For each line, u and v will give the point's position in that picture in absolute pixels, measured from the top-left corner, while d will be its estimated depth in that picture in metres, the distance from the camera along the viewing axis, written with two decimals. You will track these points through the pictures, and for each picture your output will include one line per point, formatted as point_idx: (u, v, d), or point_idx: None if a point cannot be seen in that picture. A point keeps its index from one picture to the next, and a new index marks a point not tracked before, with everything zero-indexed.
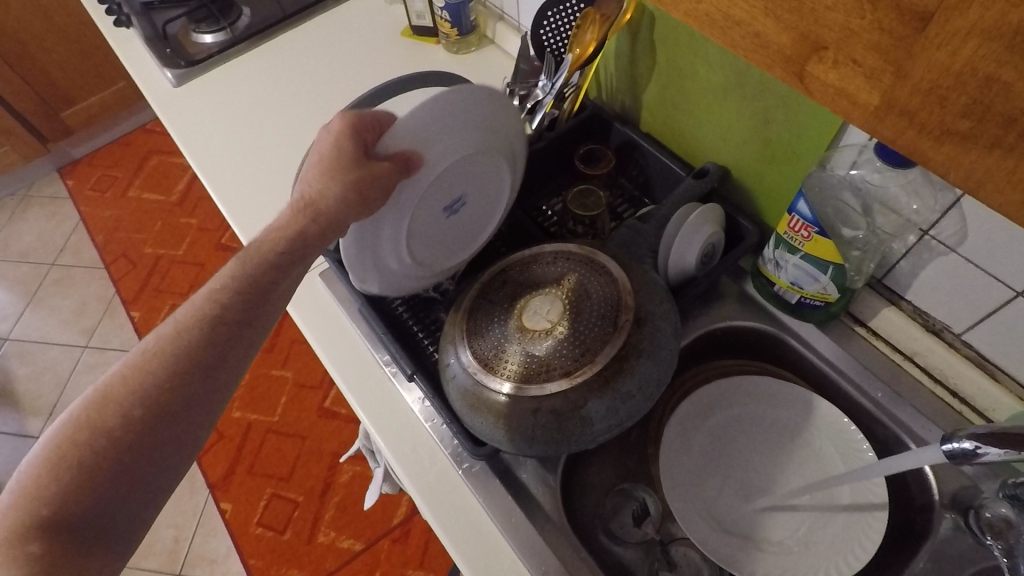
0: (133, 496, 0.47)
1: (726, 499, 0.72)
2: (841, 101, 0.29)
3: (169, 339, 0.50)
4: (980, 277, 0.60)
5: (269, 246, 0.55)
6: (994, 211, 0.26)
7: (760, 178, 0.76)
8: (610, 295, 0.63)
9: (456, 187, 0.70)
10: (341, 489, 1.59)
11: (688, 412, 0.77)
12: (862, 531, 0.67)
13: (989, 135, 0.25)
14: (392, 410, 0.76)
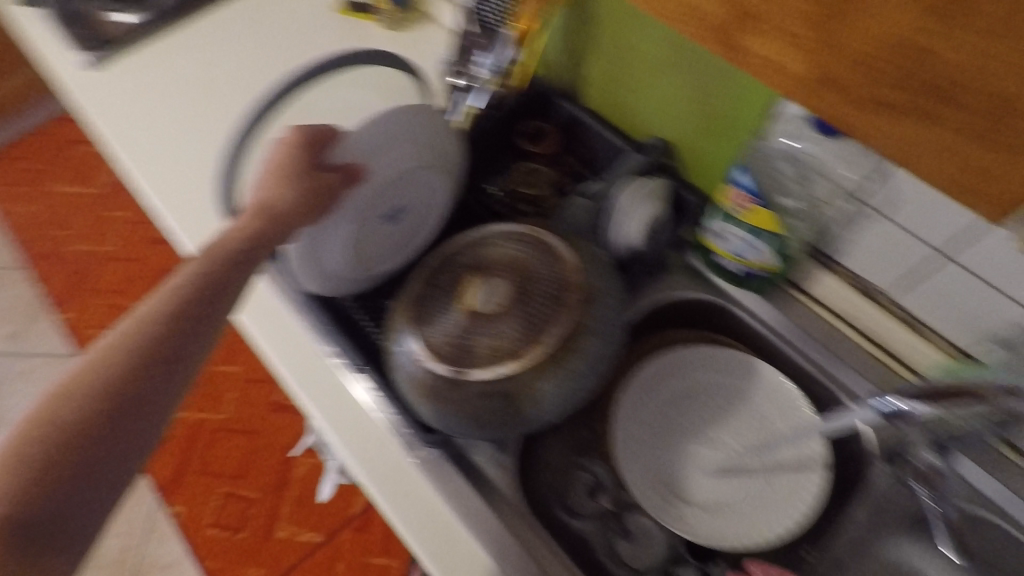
0: (92, 490, 0.45)
1: (676, 467, 0.74)
2: (771, 71, 0.32)
3: (128, 332, 0.50)
4: (907, 240, 0.63)
5: (225, 245, 0.57)
6: (907, 171, 0.30)
7: (700, 150, 0.76)
8: (557, 275, 0.62)
9: (399, 197, 0.70)
10: (298, 483, 1.55)
11: (639, 386, 0.78)
12: (801, 486, 0.71)
13: (908, 99, 0.28)
14: (342, 404, 0.75)
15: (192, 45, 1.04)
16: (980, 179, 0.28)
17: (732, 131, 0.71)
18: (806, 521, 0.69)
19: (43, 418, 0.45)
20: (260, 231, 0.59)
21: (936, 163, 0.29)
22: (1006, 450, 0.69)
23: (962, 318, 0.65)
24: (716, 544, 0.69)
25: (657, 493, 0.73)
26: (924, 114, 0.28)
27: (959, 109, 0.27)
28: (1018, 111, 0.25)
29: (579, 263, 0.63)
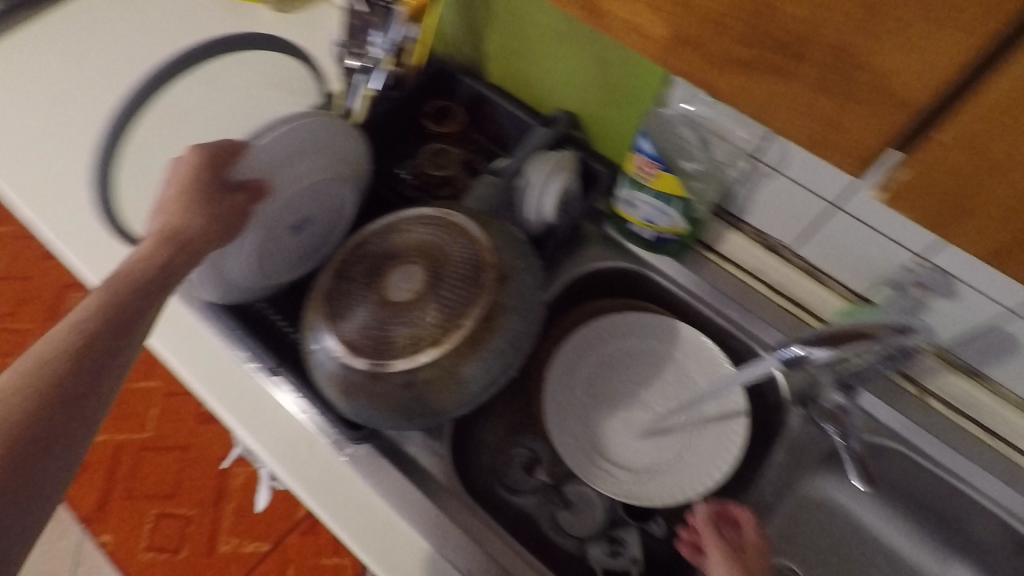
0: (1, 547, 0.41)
1: (607, 433, 0.76)
2: (636, 36, 0.31)
3: (28, 372, 0.45)
4: (802, 193, 0.66)
5: (129, 272, 0.53)
6: (778, 132, 0.29)
7: (604, 119, 0.77)
8: (471, 255, 0.61)
9: (303, 206, 0.67)
10: (236, 494, 1.49)
11: (566, 358, 0.79)
12: (727, 438, 0.73)
13: (766, 60, 0.27)
14: (264, 410, 0.72)
15: (57, 39, 0.94)
16: (830, 130, 0.27)
17: (633, 98, 0.71)
18: (729, 469, 0.71)
19: None
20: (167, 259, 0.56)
21: (789, 117, 0.28)
22: (901, 381, 0.75)
23: (857, 263, 0.69)
24: (647, 502, 0.71)
25: (589, 460, 0.74)
26: (771, 68, 0.27)
27: (801, 62, 0.26)
28: (862, 65, 0.24)
29: (492, 243, 0.62)
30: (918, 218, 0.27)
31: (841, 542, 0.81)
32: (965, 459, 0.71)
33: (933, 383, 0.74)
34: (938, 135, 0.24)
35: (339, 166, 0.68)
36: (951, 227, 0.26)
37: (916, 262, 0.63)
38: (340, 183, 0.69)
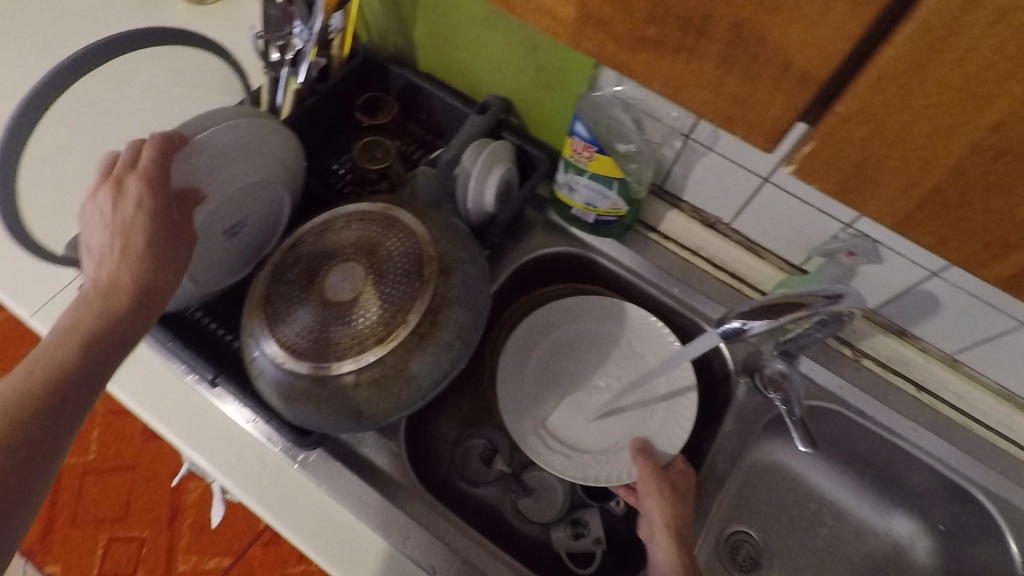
0: None
1: (562, 417, 0.76)
2: (546, 18, 0.30)
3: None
4: (736, 170, 0.67)
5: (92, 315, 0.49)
6: (694, 112, 0.29)
7: (540, 105, 0.76)
8: (412, 249, 0.60)
9: (233, 210, 0.63)
10: (191, 511, 1.43)
11: (516, 346, 0.79)
12: (678, 412, 0.74)
13: (673, 38, 0.27)
14: (207, 423, 0.69)
15: None
16: (741, 107, 0.28)
17: (566, 82, 0.71)
18: (682, 442, 0.72)
19: None
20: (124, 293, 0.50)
21: (703, 96, 0.28)
22: (837, 346, 0.79)
23: (791, 235, 0.71)
24: (603, 480, 0.70)
25: (545, 444, 0.73)
26: (680, 49, 0.27)
27: (707, 41, 0.26)
28: (762, 40, 0.25)
29: (433, 235, 0.61)
30: (829, 189, 0.28)
31: (793, 502, 0.84)
32: (900, 415, 0.75)
33: (866, 345, 0.77)
34: (840, 108, 0.25)
35: (270, 167, 0.65)
36: (862, 195, 0.27)
37: (845, 231, 0.66)
38: (272, 185, 0.66)
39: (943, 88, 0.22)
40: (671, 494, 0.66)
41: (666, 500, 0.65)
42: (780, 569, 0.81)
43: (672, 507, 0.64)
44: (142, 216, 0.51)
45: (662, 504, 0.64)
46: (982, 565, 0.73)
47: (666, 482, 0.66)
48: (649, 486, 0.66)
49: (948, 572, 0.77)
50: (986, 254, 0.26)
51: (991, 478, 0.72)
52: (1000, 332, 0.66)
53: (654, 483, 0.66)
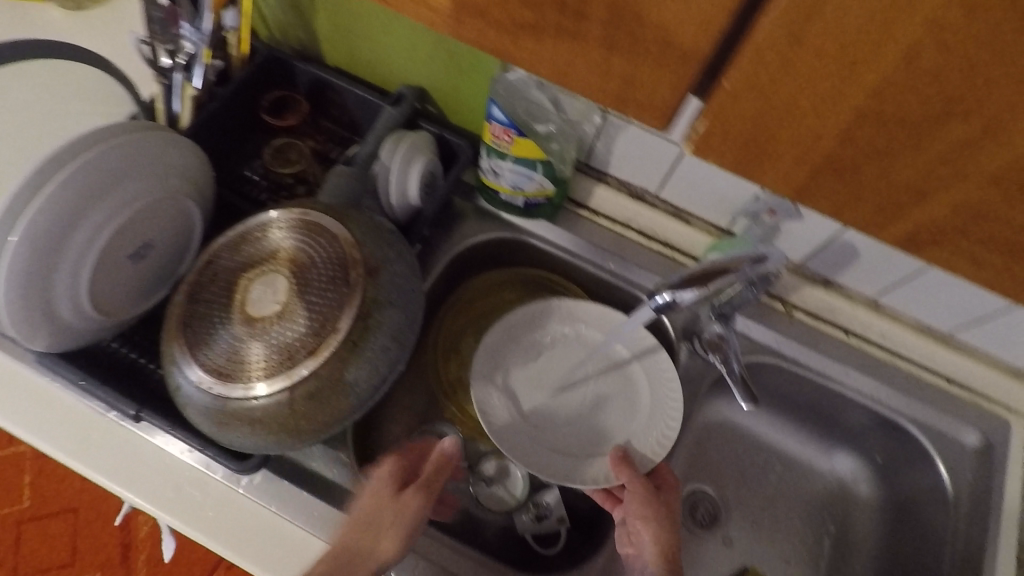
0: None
1: (547, 422, 0.72)
2: (423, 11, 0.30)
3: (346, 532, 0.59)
4: (657, 140, 0.67)
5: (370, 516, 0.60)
6: (588, 97, 0.29)
7: (453, 91, 0.74)
8: (335, 255, 0.58)
9: (135, 231, 0.59)
10: (144, 545, 1.36)
11: (491, 350, 0.75)
12: (658, 371, 0.74)
13: (551, 21, 0.27)
14: (139, 459, 0.65)
15: None
16: (630, 88, 0.28)
17: (479, 66, 0.69)
18: (671, 442, 0.69)
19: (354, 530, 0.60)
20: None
21: (591, 79, 0.29)
22: (771, 302, 0.81)
23: (716, 200, 0.72)
24: (597, 485, 0.67)
25: (533, 451, 0.70)
26: (560, 32, 0.27)
27: (587, 23, 0.26)
28: (638, 17, 0.25)
29: (356, 237, 0.59)
30: (730, 163, 0.29)
31: (743, 455, 0.87)
32: (831, 361, 0.79)
33: (796, 298, 0.80)
34: (727, 84, 0.26)
35: (174, 182, 0.61)
36: (761, 168, 0.29)
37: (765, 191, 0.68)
38: (176, 195, 0.61)
39: (825, 59, 0.23)
40: (664, 513, 0.62)
41: (661, 526, 0.61)
42: (738, 521, 0.83)
43: (665, 530, 0.61)
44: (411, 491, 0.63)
45: (655, 528, 0.61)
46: (916, 490, 0.79)
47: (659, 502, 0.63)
48: (639, 508, 0.62)
49: (887, 500, 0.82)
50: (881, 213, 0.29)
51: (918, 409, 0.77)
52: (914, 272, 0.70)
53: (644, 504, 0.63)
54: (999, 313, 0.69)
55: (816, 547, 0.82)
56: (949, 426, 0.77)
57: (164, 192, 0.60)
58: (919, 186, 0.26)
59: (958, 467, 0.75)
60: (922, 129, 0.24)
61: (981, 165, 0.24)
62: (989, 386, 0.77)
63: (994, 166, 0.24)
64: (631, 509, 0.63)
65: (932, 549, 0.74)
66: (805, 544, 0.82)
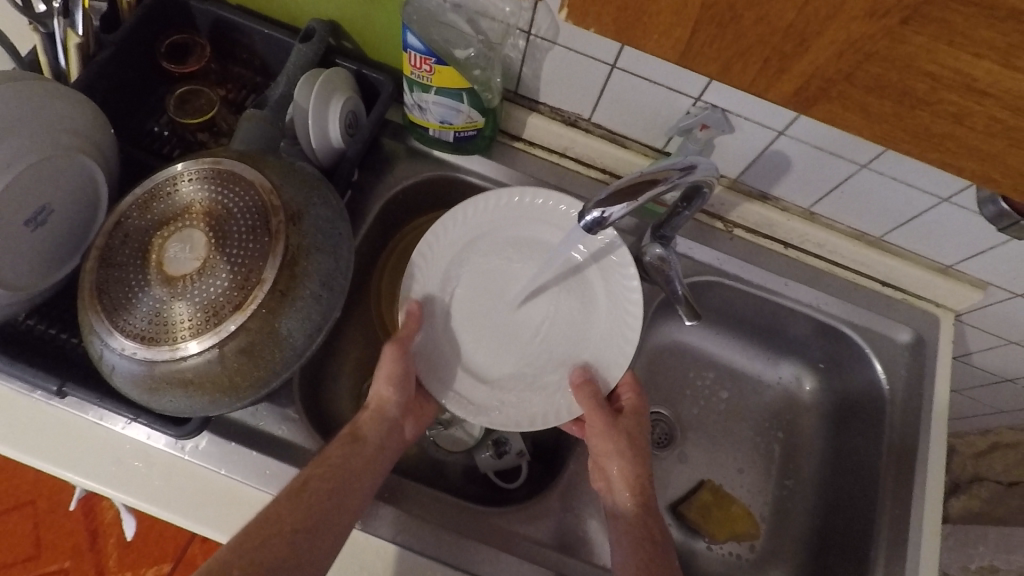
0: (348, 491, 0.55)
1: (484, 358, 0.69)
2: None
3: (369, 421, 0.61)
4: (584, 61, 0.65)
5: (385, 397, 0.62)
6: None
7: (368, 25, 0.70)
8: (253, 203, 0.55)
9: (28, 194, 0.54)
10: (112, 529, 1.32)
11: (428, 276, 0.70)
12: (614, 270, 0.72)
13: None
14: (74, 437, 0.62)
15: None
16: None
17: None
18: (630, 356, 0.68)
19: (374, 418, 0.61)
20: (382, 437, 0.61)
21: None
22: (710, 221, 0.82)
23: (648, 119, 0.71)
24: (541, 425, 0.65)
25: (473, 387, 0.67)
26: None
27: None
28: None
29: (274, 183, 0.56)
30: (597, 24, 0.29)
31: (694, 373, 0.89)
32: (771, 273, 0.80)
33: (735, 215, 0.80)
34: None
35: (66, 138, 0.56)
36: (640, 30, 0.29)
37: (696, 105, 0.66)
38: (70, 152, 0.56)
39: None
40: (628, 443, 0.64)
41: (626, 459, 0.63)
42: (693, 437, 0.86)
43: (635, 459, 0.64)
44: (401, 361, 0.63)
45: (623, 464, 0.63)
46: (857, 389, 0.82)
47: (622, 433, 0.64)
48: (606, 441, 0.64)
49: (831, 403, 0.86)
50: (769, 71, 0.28)
51: (854, 312, 0.80)
52: (844, 178, 0.70)
53: (608, 437, 0.64)
54: (925, 212, 0.71)
55: (767, 453, 0.86)
56: (882, 326, 0.80)
57: (54, 149, 0.55)
58: (802, 34, 0.26)
59: (893, 364, 0.79)
60: None
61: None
62: (920, 286, 0.80)
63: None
64: (596, 439, 0.65)
65: (871, 442, 0.78)
66: (757, 451, 0.86)
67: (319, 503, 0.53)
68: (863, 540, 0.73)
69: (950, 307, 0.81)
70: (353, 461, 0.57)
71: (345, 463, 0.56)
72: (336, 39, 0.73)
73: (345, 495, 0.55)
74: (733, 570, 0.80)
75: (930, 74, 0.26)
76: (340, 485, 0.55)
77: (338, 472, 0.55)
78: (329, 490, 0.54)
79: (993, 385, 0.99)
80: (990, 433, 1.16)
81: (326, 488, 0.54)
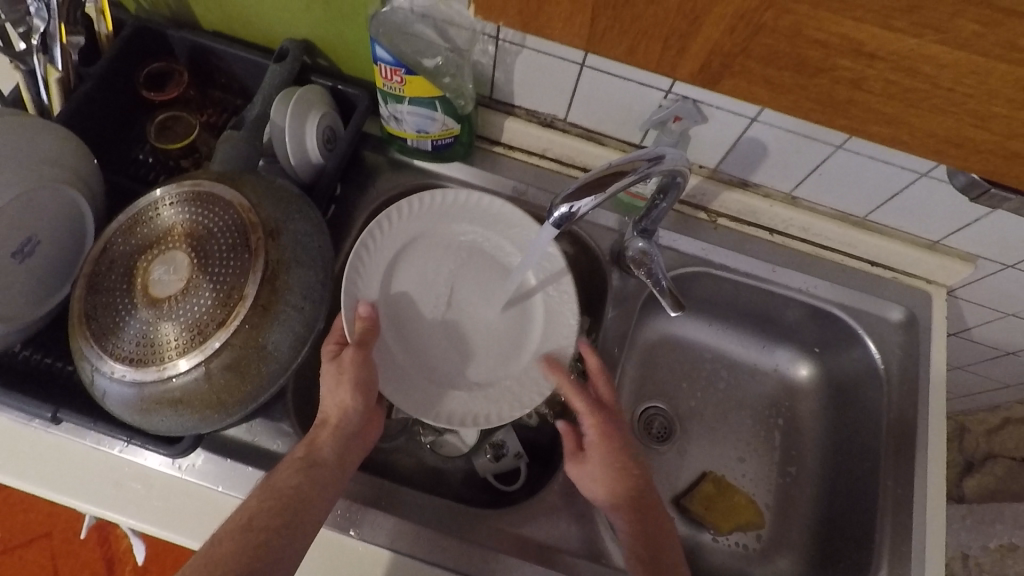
0: (299, 514, 0.53)
1: (451, 363, 0.70)
2: None
3: (327, 434, 0.58)
4: (553, 61, 0.66)
5: (343, 404, 0.59)
6: None
7: (342, 42, 0.71)
8: (232, 222, 0.56)
9: (14, 226, 0.56)
10: (127, 557, 1.33)
11: (373, 268, 0.69)
12: (556, 291, 0.73)
13: None
14: (73, 463, 0.62)
15: None
16: None
17: (354, 7, 0.66)
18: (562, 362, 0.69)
19: (333, 429, 0.58)
20: (340, 450, 0.58)
21: None
22: (693, 212, 0.82)
23: (623, 115, 0.72)
24: (491, 421, 0.67)
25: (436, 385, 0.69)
26: None
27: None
28: None
29: (252, 200, 0.57)
30: (511, 23, 0.31)
31: (687, 364, 0.89)
32: (757, 260, 0.80)
33: (717, 205, 0.81)
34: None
35: (49, 169, 0.57)
36: (551, 14, 0.29)
37: (667, 98, 0.67)
38: (54, 183, 0.58)
39: None
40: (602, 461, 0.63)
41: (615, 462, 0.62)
42: (691, 429, 0.86)
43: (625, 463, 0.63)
44: (357, 366, 0.60)
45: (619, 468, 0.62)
46: (853, 371, 0.82)
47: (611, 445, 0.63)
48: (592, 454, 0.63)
49: (827, 385, 0.86)
50: (671, 50, 0.29)
51: (844, 293, 0.80)
52: (820, 160, 0.71)
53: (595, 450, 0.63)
54: (905, 189, 0.71)
55: (768, 441, 0.85)
56: (873, 305, 0.80)
57: (37, 180, 0.56)
58: (694, 10, 0.27)
59: (886, 343, 0.78)
60: None
61: None
62: (907, 263, 0.80)
63: None
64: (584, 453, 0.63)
65: (870, 424, 0.77)
66: (756, 439, 0.86)
67: (266, 539, 0.50)
68: (867, 522, 0.72)
69: (941, 282, 0.80)
70: (307, 488, 0.54)
71: (296, 492, 0.53)
72: (310, 57, 0.75)
73: (299, 515, 0.53)
74: (740, 561, 0.79)
75: (818, 41, 0.26)
76: (290, 517, 0.52)
77: (286, 502, 0.53)
78: (277, 523, 0.51)
79: (996, 359, 0.98)
80: (999, 409, 1.15)
81: (274, 522, 0.51)
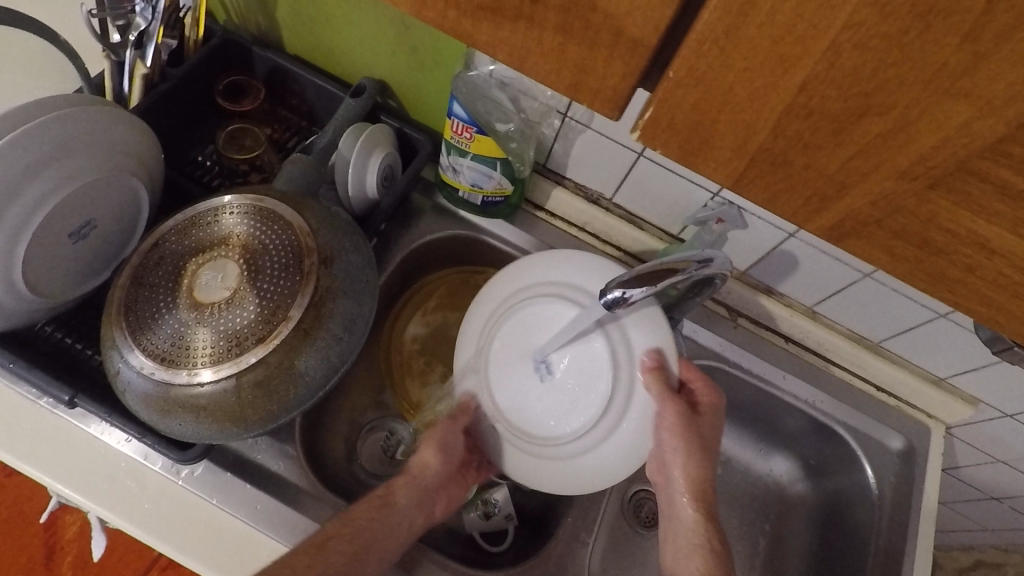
0: (369, 549, 0.56)
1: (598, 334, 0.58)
2: None
3: (412, 490, 0.62)
4: (613, 146, 0.70)
5: (423, 472, 0.63)
6: None
7: (416, 89, 0.75)
8: (289, 242, 0.57)
9: (76, 208, 0.57)
10: (71, 545, 1.28)
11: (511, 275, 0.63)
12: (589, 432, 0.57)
13: None
14: (73, 449, 0.62)
15: None
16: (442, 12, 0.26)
17: (437, 61, 0.70)
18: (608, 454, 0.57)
19: (411, 483, 0.62)
20: (410, 504, 0.61)
21: None
22: (715, 307, 0.85)
23: (668, 206, 0.75)
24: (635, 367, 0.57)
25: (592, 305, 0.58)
26: None
27: (543, 8, 0.23)
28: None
29: (311, 225, 0.59)
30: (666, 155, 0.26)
31: None
32: (769, 364, 0.83)
33: (740, 306, 0.84)
34: (672, 73, 0.23)
35: (120, 161, 0.59)
36: (688, 155, 0.26)
37: (714, 199, 0.70)
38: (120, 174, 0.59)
39: (755, 52, 0.21)
40: (702, 439, 0.59)
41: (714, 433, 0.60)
42: None
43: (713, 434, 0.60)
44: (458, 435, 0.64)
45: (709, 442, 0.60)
46: (847, 490, 0.83)
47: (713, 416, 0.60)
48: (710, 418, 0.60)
49: (818, 499, 0.87)
50: (810, 207, 0.25)
51: (848, 413, 0.82)
52: (847, 283, 0.74)
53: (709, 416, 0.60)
54: (922, 324, 0.74)
55: (752, 545, 0.86)
56: (873, 429, 0.81)
57: (107, 169, 0.58)
58: (843, 180, 0.24)
59: (884, 470, 0.79)
60: (845, 124, 0.22)
61: (913, 152, 0.22)
62: (914, 395, 0.82)
63: (904, 165, 0.22)
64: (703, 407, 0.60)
65: (856, 548, 0.77)
66: (741, 543, 0.86)
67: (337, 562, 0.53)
68: None
69: (942, 419, 0.82)
70: (377, 527, 0.57)
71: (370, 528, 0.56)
72: (382, 97, 0.78)
73: (365, 550, 0.55)
74: None
75: (951, 232, 0.23)
76: (360, 548, 0.55)
77: (360, 534, 0.55)
78: (348, 551, 0.54)
79: (980, 502, 1.00)
80: (972, 549, 1.15)
81: (345, 550, 0.54)
